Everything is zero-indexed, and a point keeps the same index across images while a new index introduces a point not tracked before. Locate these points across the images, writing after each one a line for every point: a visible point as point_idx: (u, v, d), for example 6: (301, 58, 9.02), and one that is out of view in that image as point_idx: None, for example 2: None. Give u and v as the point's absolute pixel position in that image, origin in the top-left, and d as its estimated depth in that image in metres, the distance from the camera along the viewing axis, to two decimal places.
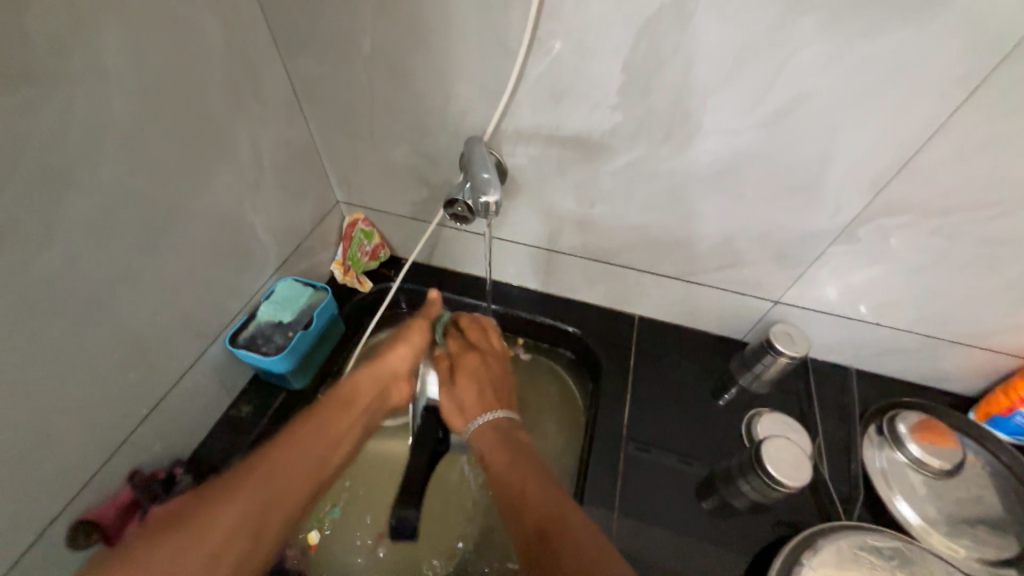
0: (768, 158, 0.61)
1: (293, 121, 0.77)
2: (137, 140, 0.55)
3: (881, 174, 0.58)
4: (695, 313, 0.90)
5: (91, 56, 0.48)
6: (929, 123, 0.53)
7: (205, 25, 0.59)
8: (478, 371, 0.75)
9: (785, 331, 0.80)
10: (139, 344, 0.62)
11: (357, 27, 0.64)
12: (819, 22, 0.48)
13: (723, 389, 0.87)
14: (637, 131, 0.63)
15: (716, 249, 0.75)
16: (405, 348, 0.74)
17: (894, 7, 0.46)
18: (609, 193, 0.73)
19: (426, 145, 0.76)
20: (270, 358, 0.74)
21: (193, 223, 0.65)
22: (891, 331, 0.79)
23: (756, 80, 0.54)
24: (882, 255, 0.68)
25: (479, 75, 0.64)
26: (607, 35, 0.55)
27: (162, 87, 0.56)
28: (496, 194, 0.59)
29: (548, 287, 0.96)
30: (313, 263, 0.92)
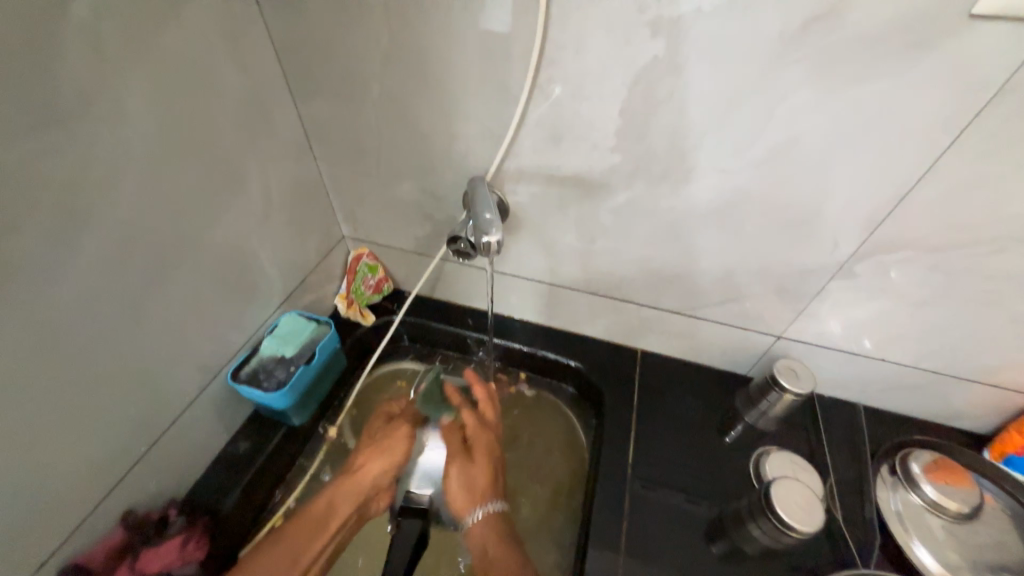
0: (764, 197, 0.63)
1: (303, 161, 0.80)
2: (152, 180, 0.57)
3: (876, 211, 0.60)
4: (699, 347, 0.89)
5: (113, 105, 0.51)
6: (919, 163, 0.54)
7: (224, 74, 0.62)
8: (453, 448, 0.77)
9: (790, 366, 0.79)
10: (141, 379, 0.62)
11: (366, 74, 0.67)
12: (806, 71, 0.51)
13: (730, 426, 0.86)
14: (635, 170, 0.65)
15: (716, 283, 0.76)
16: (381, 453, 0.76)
17: (878, 57, 0.48)
18: (609, 229, 0.74)
19: (431, 183, 0.78)
20: (273, 394, 0.74)
21: (202, 259, 0.66)
22: (897, 366, 0.78)
23: (749, 124, 0.56)
24: (882, 290, 0.68)
25: (482, 118, 0.66)
26: (605, 83, 0.58)
27: (179, 132, 0.58)
28: (498, 235, 0.60)
29: (550, 320, 0.96)
30: (317, 296, 0.93)
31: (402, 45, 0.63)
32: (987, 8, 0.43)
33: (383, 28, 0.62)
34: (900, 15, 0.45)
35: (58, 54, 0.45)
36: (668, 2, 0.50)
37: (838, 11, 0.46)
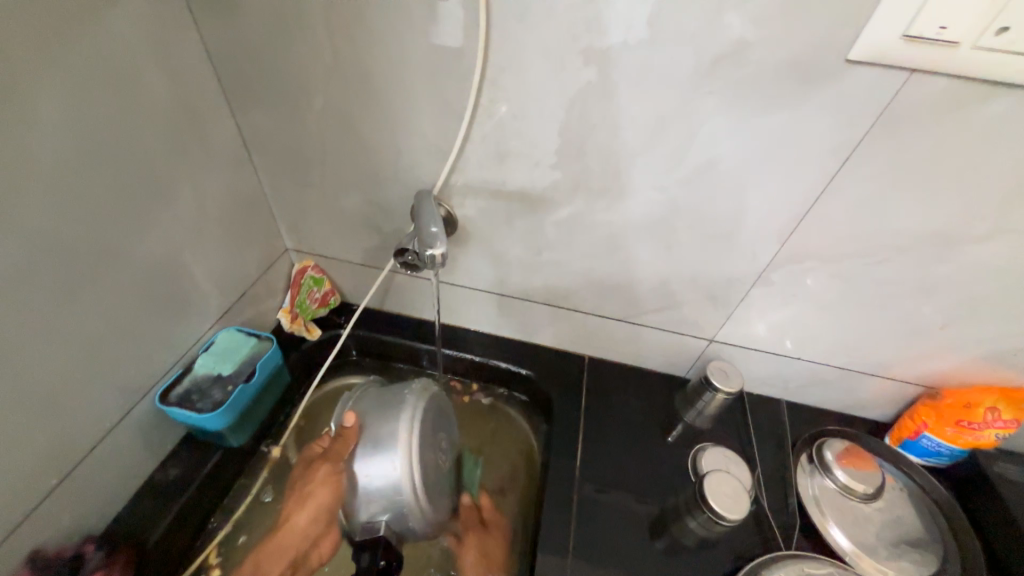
0: (690, 213, 0.68)
1: (241, 171, 0.77)
2: (66, 192, 0.53)
3: (785, 226, 0.67)
4: (641, 352, 0.94)
5: (20, 113, 0.47)
6: (817, 184, 0.62)
7: (152, 82, 0.60)
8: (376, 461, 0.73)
9: (721, 367, 0.86)
10: (51, 405, 0.57)
11: (308, 87, 0.67)
12: (718, 101, 0.56)
13: (671, 426, 0.91)
14: (575, 187, 0.69)
15: (654, 291, 0.81)
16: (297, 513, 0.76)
17: (776, 93, 0.55)
18: (554, 242, 0.78)
19: (378, 195, 0.78)
20: (206, 415, 0.70)
21: (125, 274, 0.62)
22: (811, 364, 0.87)
23: (673, 146, 0.62)
24: (795, 296, 0.76)
25: (427, 134, 0.68)
26: (543, 104, 0.61)
27: (98, 141, 0.55)
28: (442, 247, 0.62)
29: (501, 330, 0.98)
30: (258, 311, 0.89)
31: (344, 60, 0.63)
32: (860, 55, 0.50)
33: (324, 43, 0.62)
34: (793, 56, 0.52)
35: None
36: (597, 35, 0.54)
37: (741, 50, 0.52)
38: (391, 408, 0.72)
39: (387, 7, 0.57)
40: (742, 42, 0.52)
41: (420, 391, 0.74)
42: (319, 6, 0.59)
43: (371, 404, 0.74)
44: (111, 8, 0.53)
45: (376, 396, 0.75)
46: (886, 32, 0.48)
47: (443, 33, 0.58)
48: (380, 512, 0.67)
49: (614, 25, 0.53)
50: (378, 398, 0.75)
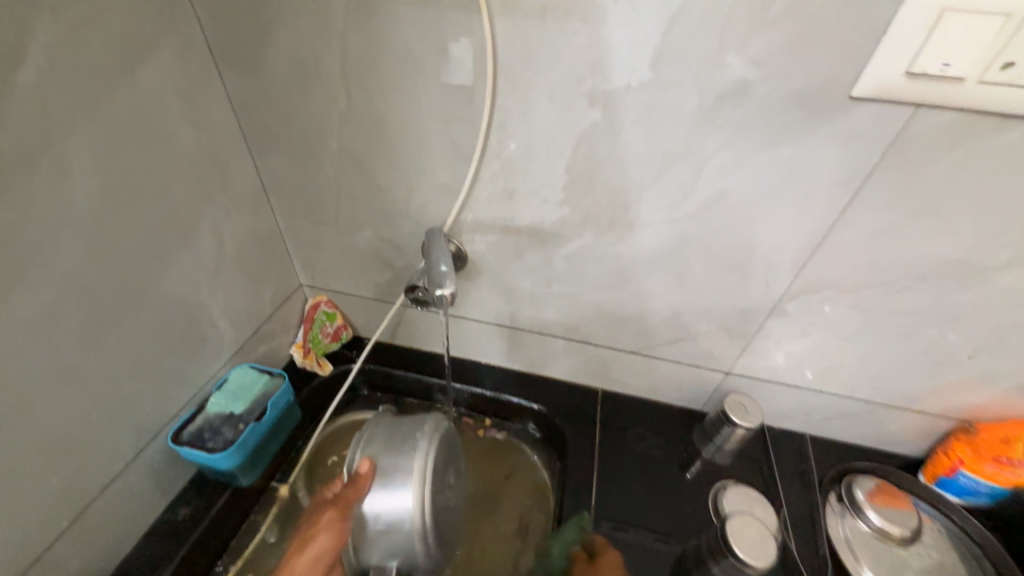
0: (700, 245, 0.68)
1: (259, 211, 0.80)
2: (94, 239, 0.55)
3: (798, 257, 0.66)
4: (655, 385, 0.92)
5: (56, 168, 0.50)
6: (829, 216, 0.61)
7: (178, 131, 0.63)
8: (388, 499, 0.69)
9: (739, 401, 0.83)
10: (65, 447, 0.57)
11: (324, 131, 0.69)
12: (724, 138, 0.57)
13: (689, 462, 0.88)
14: (583, 221, 0.69)
15: (666, 323, 0.80)
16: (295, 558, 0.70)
17: (782, 128, 0.55)
18: (564, 275, 0.78)
19: (390, 232, 0.80)
20: (217, 455, 0.69)
21: (146, 314, 0.64)
22: (833, 397, 0.83)
23: (681, 180, 0.62)
24: (812, 327, 0.74)
25: (438, 173, 0.70)
26: (550, 144, 0.63)
27: (127, 189, 0.58)
28: (451, 286, 0.62)
29: (512, 363, 0.97)
30: (271, 346, 0.90)
31: (359, 107, 0.66)
32: (864, 91, 0.51)
33: (340, 91, 0.65)
34: (797, 93, 0.53)
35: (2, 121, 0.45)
36: (602, 77, 0.56)
37: (746, 88, 0.53)
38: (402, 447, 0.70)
39: (400, 57, 0.60)
40: (746, 81, 0.53)
41: (431, 434, 0.71)
42: (336, 57, 0.62)
43: (381, 444, 0.70)
44: (143, 66, 0.56)
45: (385, 431, 0.72)
46: (890, 68, 0.49)
47: (454, 79, 0.60)
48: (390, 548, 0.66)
49: (618, 68, 0.55)
50: (387, 434, 0.72)
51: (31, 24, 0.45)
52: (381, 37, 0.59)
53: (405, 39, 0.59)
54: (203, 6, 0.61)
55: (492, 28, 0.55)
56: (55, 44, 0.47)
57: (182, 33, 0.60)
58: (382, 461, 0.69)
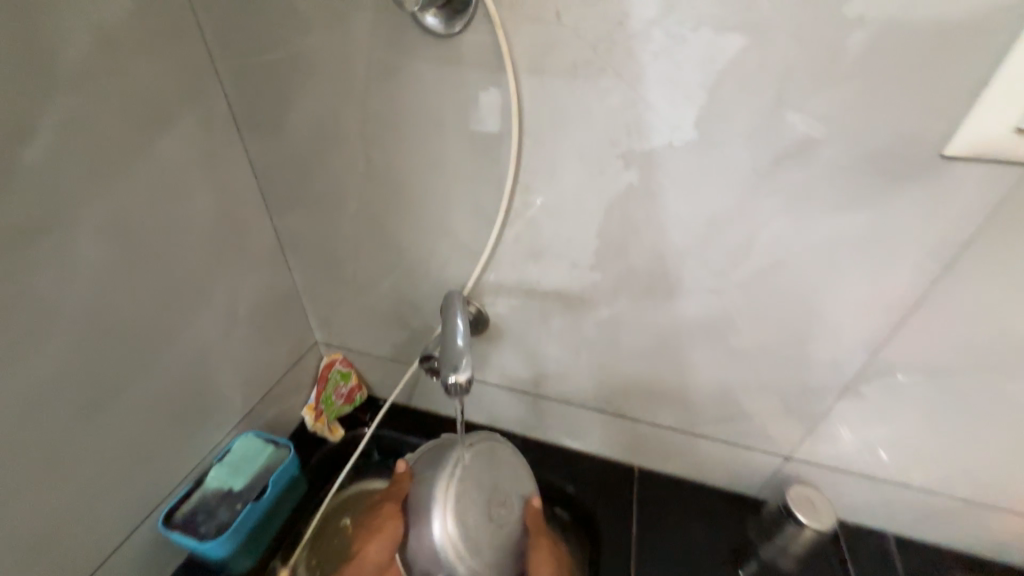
0: (754, 316, 0.59)
1: (276, 270, 0.77)
2: (97, 312, 0.53)
3: (875, 333, 0.56)
4: (701, 466, 0.80)
5: (61, 242, 0.48)
6: (914, 289, 0.52)
7: (197, 197, 0.61)
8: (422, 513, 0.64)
9: (805, 494, 0.71)
10: (45, 536, 0.53)
11: (343, 192, 0.67)
12: (784, 201, 0.50)
13: (741, 559, 0.75)
14: (618, 287, 0.62)
15: (714, 399, 0.70)
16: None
17: (854, 190, 0.48)
18: (595, 342, 0.70)
19: (408, 293, 0.75)
20: (207, 544, 0.63)
21: (148, 385, 0.60)
22: (922, 493, 0.70)
23: (732, 246, 0.54)
24: (893, 411, 0.62)
25: (459, 234, 0.65)
26: (581, 206, 0.57)
27: (136, 258, 0.56)
28: (466, 371, 0.53)
29: (538, 432, 0.87)
30: (282, 409, 0.85)
31: (379, 168, 0.63)
32: (959, 150, 0.43)
33: (360, 153, 0.62)
34: (872, 152, 0.45)
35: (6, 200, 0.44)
36: (639, 137, 0.50)
37: (810, 146, 0.46)
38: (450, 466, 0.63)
39: (421, 119, 0.57)
40: (810, 139, 0.46)
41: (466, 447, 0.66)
42: (356, 120, 0.59)
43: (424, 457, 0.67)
44: (163, 135, 0.56)
45: (429, 453, 0.67)
46: (992, 124, 0.41)
47: (478, 128, 0.55)
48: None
49: (658, 127, 0.49)
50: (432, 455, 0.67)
51: (44, 101, 0.45)
52: (402, 100, 0.56)
53: (426, 100, 0.55)
54: (228, 73, 0.60)
55: (518, 88, 0.51)
56: (70, 119, 0.47)
57: (206, 100, 0.60)
58: (428, 486, 0.63)
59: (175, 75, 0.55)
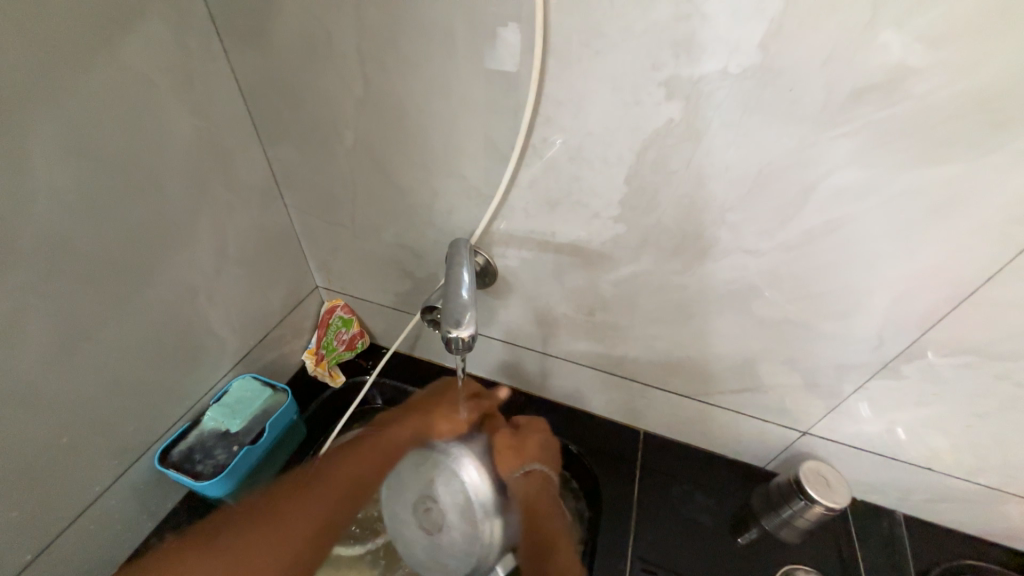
0: (793, 283, 0.53)
1: (270, 207, 0.71)
2: (67, 242, 0.48)
3: (931, 308, 0.50)
4: (711, 435, 0.77)
5: (16, 159, 0.43)
6: (988, 259, 0.45)
7: (173, 118, 0.55)
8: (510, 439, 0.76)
9: (819, 471, 0.67)
10: (28, 473, 0.51)
11: (339, 121, 0.59)
12: (851, 148, 0.42)
13: (742, 526, 0.74)
14: (642, 245, 0.56)
15: (734, 370, 0.66)
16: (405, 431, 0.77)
17: (941, 136, 0.39)
18: (611, 303, 0.65)
19: (411, 239, 0.69)
20: (204, 483, 0.64)
21: (132, 323, 0.57)
22: (946, 478, 0.66)
23: (781, 200, 0.47)
24: (933, 394, 0.57)
25: (468, 175, 0.58)
26: (608, 148, 0.49)
27: (107, 184, 0.50)
28: (469, 327, 0.48)
29: (543, 390, 0.85)
30: (281, 353, 0.83)
31: (377, 93, 0.55)
32: None
33: (357, 74, 0.54)
34: (975, 89, 0.37)
35: None
36: (685, 61, 0.42)
37: (897, 80, 0.38)
38: (411, 466, 0.77)
39: (428, 32, 0.48)
40: (899, 70, 0.37)
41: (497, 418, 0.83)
42: (352, 32, 0.51)
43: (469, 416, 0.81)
44: (128, 40, 0.48)
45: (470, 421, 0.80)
46: None
47: (495, 67, 0.48)
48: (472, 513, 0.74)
49: (711, 49, 0.41)
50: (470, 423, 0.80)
51: None
52: (406, 6, 0.47)
53: (433, 9, 0.47)
54: None
55: None
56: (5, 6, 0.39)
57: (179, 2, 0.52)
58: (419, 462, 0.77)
59: None
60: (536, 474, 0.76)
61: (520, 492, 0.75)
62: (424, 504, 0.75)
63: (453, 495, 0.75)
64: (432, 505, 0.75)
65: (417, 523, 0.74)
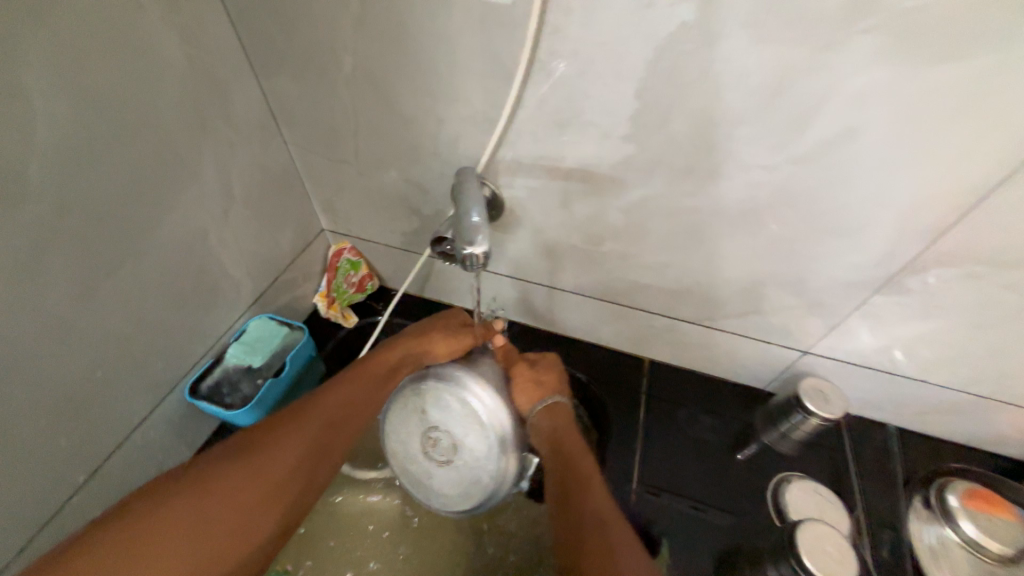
0: (803, 199, 0.53)
1: (270, 144, 0.70)
2: (76, 175, 0.48)
3: (940, 219, 0.50)
4: (713, 360, 0.80)
5: (14, 85, 0.42)
6: (1002, 163, 0.44)
7: (164, 44, 0.52)
8: (532, 382, 0.67)
9: (818, 387, 0.71)
10: (71, 402, 0.54)
11: (336, 44, 0.57)
12: (872, 48, 0.41)
13: (742, 444, 0.78)
14: (652, 165, 0.55)
15: (740, 293, 0.67)
16: (440, 346, 0.68)
17: (967, 29, 0.38)
18: (619, 230, 0.65)
19: (416, 173, 0.68)
20: (236, 411, 0.68)
21: (149, 260, 0.58)
22: (939, 390, 0.69)
23: (797, 109, 0.46)
24: (934, 307, 0.59)
25: (472, 99, 0.56)
26: (618, 59, 0.47)
27: (107, 115, 0.49)
28: (483, 246, 0.49)
29: (551, 325, 0.87)
30: (293, 296, 0.85)
31: (374, 9, 0.52)
32: None
33: None
34: None
35: None
36: None
37: None
38: (413, 409, 0.67)
39: None
40: None
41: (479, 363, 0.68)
42: None
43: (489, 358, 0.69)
44: None
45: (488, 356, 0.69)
46: None
47: None
48: (465, 441, 0.64)
49: None
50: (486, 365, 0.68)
51: None
52: None
53: None
54: None
55: None
56: None
57: None
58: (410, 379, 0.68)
59: None
60: (563, 414, 0.66)
61: (554, 457, 0.63)
62: (430, 439, 0.66)
63: (455, 416, 0.64)
64: (439, 439, 0.66)
65: (426, 455, 0.67)
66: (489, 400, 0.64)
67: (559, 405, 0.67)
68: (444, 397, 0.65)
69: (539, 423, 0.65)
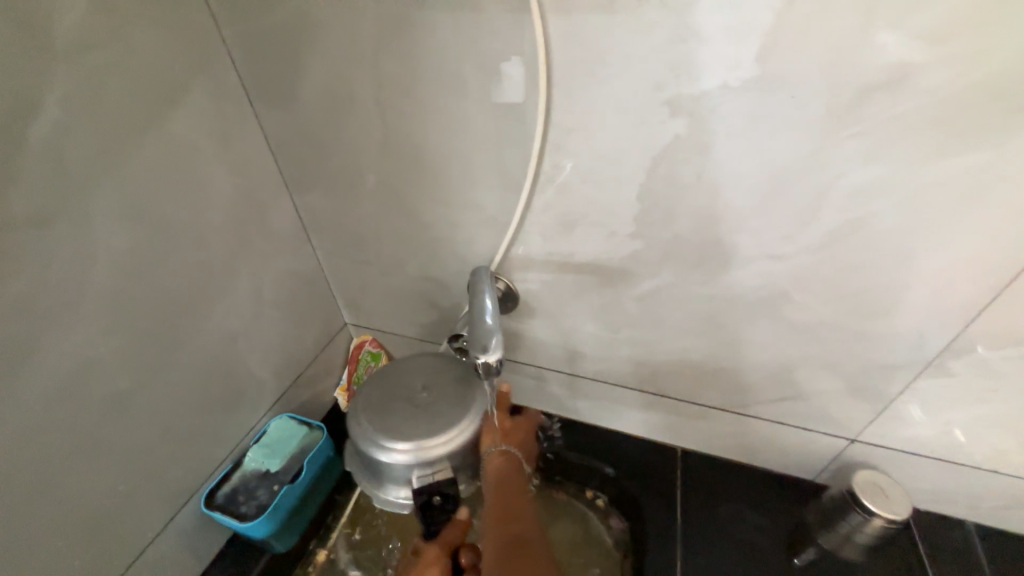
0: (820, 284, 0.52)
1: (299, 251, 0.75)
2: (123, 298, 0.53)
3: (972, 299, 0.48)
4: (752, 449, 0.75)
5: (81, 227, 0.48)
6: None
7: (213, 178, 0.60)
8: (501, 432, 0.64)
9: (874, 481, 0.64)
10: (89, 518, 0.54)
11: (361, 165, 0.63)
12: (862, 149, 0.42)
13: (798, 546, 0.70)
14: (661, 258, 0.56)
15: (769, 378, 0.64)
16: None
17: (955, 130, 0.40)
18: (636, 318, 0.64)
19: (434, 270, 0.71)
20: (249, 523, 0.65)
21: (182, 368, 0.61)
22: (1018, 481, 0.61)
23: (798, 205, 0.47)
24: (987, 390, 0.54)
25: (484, 205, 0.60)
26: (618, 167, 0.51)
27: (157, 242, 0.55)
28: (496, 352, 0.52)
29: (575, 413, 0.84)
30: (315, 392, 0.85)
31: (396, 137, 0.58)
32: None
33: (376, 120, 0.58)
34: (988, 76, 0.37)
35: (16, 187, 0.43)
36: (686, 80, 0.43)
37: (900, 77, 0.38)
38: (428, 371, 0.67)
39: (440, 79, 0.52)
40: (899, 70, 0.38)
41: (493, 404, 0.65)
42: (370, 86, 0.55)
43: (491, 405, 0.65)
44: (172, 110, 0.53)
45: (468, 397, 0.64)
46: None
47: (497, 97, 0.51)
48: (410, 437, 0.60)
49: (711, 66, 0.42)
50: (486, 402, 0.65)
51: (44, 75, 0.43)
52: (418, 60, 0.51)
53: (442, 57, 0.50)
54: (235, 41, 0.58)
55: (545, 31, 0.45)
56: (70, 93, 0.45)
57: (213, 73, 0.57)
58: (439, 365, 0.68)
59: (179, 45, 0.53)
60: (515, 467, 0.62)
61: (498, 516, 0.57)
62: (408, 399, 0.64)
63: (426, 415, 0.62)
64: (413, 407, 0.63)
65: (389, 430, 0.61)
66: (460, 413, 0.62)
67: (516, 455, 0.63)
68: (446, 385, 0.65)
69: (491, 462, 0.62)
